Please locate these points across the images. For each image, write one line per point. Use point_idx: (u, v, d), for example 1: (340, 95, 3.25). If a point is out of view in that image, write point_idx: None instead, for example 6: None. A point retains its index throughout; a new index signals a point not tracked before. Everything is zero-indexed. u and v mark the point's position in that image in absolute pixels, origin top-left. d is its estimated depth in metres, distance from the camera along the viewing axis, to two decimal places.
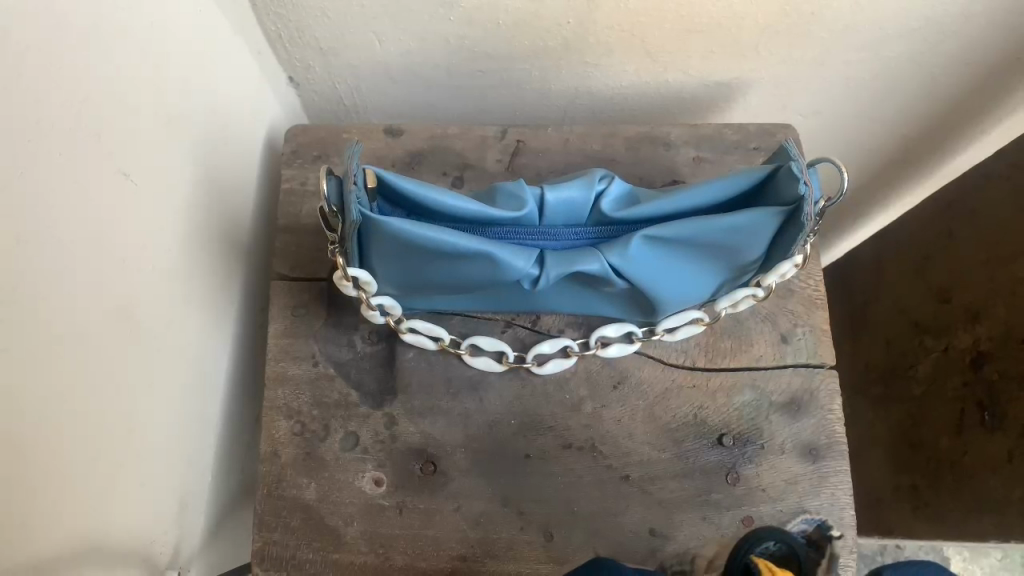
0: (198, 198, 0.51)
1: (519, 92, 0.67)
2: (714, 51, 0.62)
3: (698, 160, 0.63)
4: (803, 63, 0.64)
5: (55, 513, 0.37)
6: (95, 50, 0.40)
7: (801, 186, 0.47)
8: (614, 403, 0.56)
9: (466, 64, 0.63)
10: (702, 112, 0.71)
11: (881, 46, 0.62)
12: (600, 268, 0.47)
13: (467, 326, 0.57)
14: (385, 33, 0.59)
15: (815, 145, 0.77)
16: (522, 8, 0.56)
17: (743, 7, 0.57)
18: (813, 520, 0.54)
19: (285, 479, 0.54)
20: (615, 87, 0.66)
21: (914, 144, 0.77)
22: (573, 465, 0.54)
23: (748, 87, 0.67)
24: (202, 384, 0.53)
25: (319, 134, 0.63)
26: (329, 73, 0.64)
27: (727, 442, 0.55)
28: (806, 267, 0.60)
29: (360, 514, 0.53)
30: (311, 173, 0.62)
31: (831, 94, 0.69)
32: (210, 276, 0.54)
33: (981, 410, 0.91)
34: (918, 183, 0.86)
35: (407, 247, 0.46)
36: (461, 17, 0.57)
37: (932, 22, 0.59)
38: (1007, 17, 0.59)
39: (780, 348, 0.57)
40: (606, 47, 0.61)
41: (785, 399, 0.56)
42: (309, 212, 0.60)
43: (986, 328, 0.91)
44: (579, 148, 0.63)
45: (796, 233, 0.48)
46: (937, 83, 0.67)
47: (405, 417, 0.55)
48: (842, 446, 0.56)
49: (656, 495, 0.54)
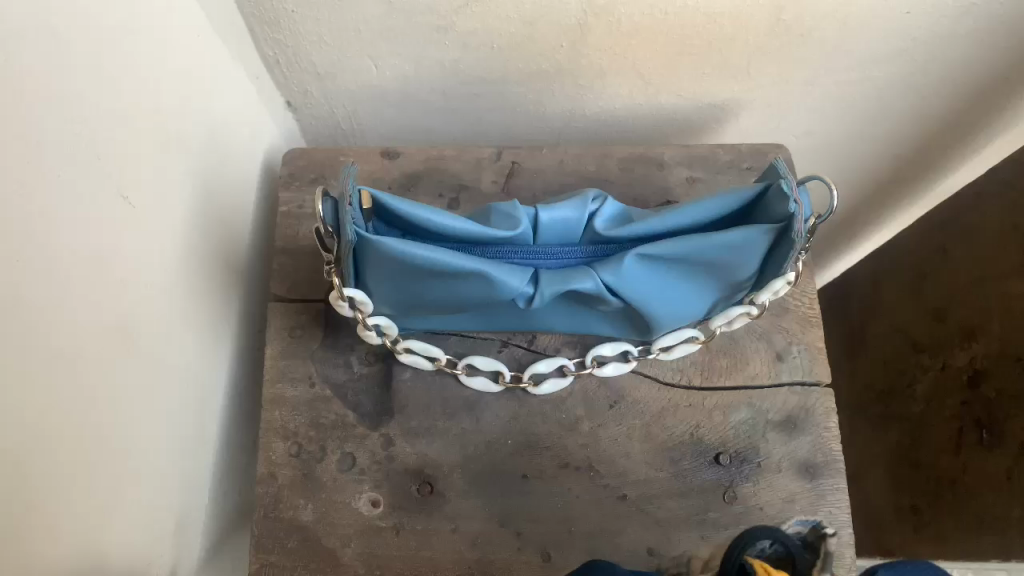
0: (197, 219, 0.52)
1: (514, 114, 0.68)
2: (705, 73, 0.63)
3: (692, 180, 0.64)
4: (794, 84, 0.65)
5: (52, 527, 0.37)
6: (96, 75, 0.41)
7: (790, 204, 0.47)
8: (611, 421, 0.56)
9: (460, 87, 0.64)
10: (696, 133, 0.71)
11: (870, 67, 0.63)
12: (594, 286, 0.47)
13: (464, 346, 0.57)
14: (382, 58, 0.60)
15: (807, 166, 0.78)
16: (517, 32, 0.57)
17: (732, 29, 0.58)
18: (809, 522, 0.54)
19: (282, 501, 0.53)
20: (608, 108, 0.67)
21: (907, 165, 0.78)
22: (571, 484, 0.54)
23: (740, 109, 0.68)
24: (200, 405, 0.53)
25: (317, 157, 0.64)
26: (326, 97, 0.65)
27: (724, 460, 0.55)
28: (800, 285, 0.61)
29: (357, 535, 0.53)
30: (309, 196, 0.62)
31: (823, 114, 0.70)
32: (208, 298, 0.54)
33: (979, 428, 0.95)
34: (912, 201, 0.86)
35: (402, 267, 0.46)
36: (456, 40, 0.58)
37: (919, 42, 0.60)
38: (994, 37, 0.60)
39: (774, 366, 0.58)
40: (598, 70, 0.62)
41: (781, 417, 0.56)
42: (306, 233, 0.61)
43: (982, 346, 0.96)
44: (573, 168, 0.64)
45: (788, 250, 0.49)
46: (926, 103, 0.68)
47: (402, 437, 0.55)
48: (839, 464, 0.56)
49: (654, 515, 0.54)
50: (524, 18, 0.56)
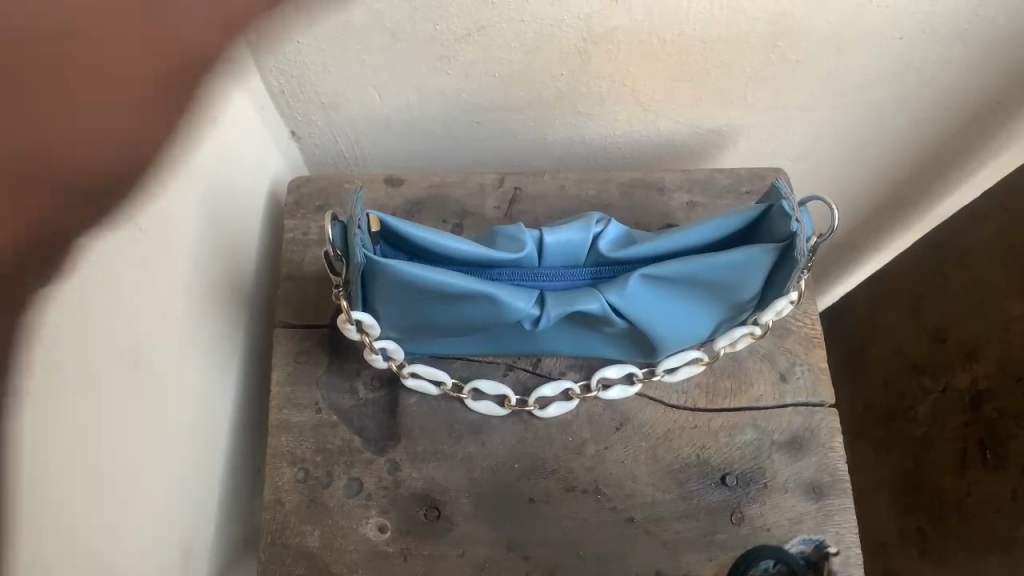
0: (203, 244, 0.52)
1: (514, 142, 0.69)
2: (703, 99, 0.64)
3: (692, 204, 0.64)
4: (790, 109, 0.66)
5: (69, 553, 0.37)
6: None
7: (792, 223, 0.48)
8: (616, 444, 0.56)
9: (464, 116, 0.65)
10: (694, 158, 0.72)
11: (865, 92, 0.64)
12: (600, 307, 0.48)
13: (469, 369, 0.58)
14: (385, 87, 0.61)
15: (805, 190, 0.79)
16: (519, 60, 0.58)
17: (730, 56, 0.59)
18: (811, 540, 0.54)
19: (289, 527, 0.53)
20: (608, 135, 0.68)
21: (903, 188, 0.80)
22: (577, 506, 0.54)
23: (737, 134, 0.69)
24: (206, 430, 0.53)
25: (322, 185, 0.65)
26: (330, 126, 0.66)
27: (730, 482, 0.55)
28: (800, 306, 0.61)
29: (365, 561, 0.52)
30: (313, 223, 0.63)
31: (819, 139, 0.71)
32: (214, 324, 0.54)
33: (982, 449, 0.93)
34: (908, 225, 0.88)
35: (410, 289, 0.46)
36: (458, 69, 0.59)
37: (912, 68, 0.62)
38: (984, 62, 0.61)
39: (779, 386, 0.58)
40: (598, 98, 0.63)
41: (786, 437, 0.57)
42: (311, 260, 0.62)
43: (983, 366, 0.93)
44: (575, 193, 0.65)
45: (789, 269, 0.50)
46: (921, 126, 0.69)
47: (408, 462, 0.55)
48: (844, 483, 0.56)
49: (662, 537, 0.54)
50: (525, 47, 0.57)
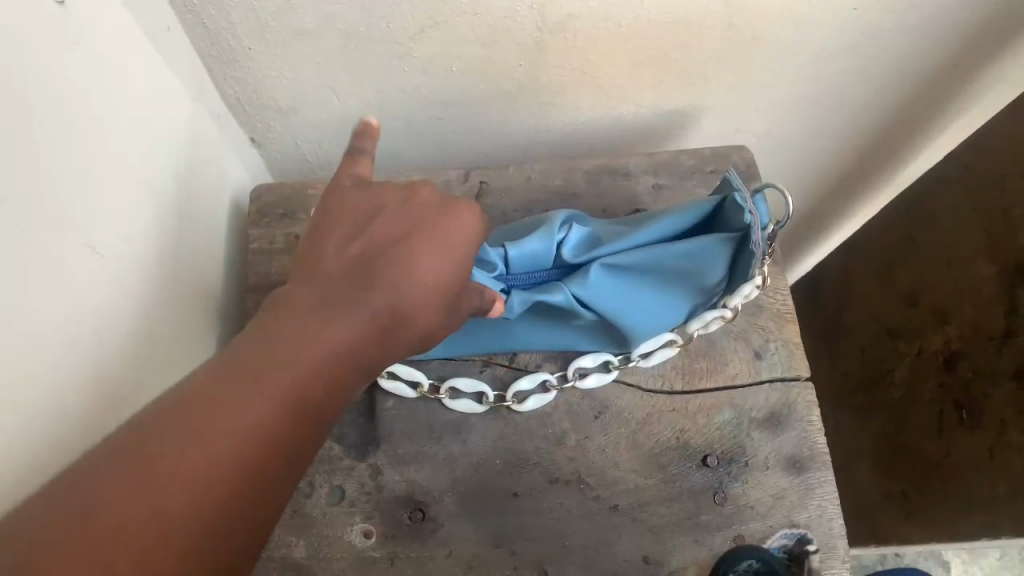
0: (164, 261, 0.51)
1: (479, 135, 0.68)
2: (662, 81, 0.63)
3: (658, 187, 0.64)
4: (751, 86, 0.66)
5: None
6: (59, 128, 0.41)
7: (745, 215, 0.50)
8: (597, 433, 0.56)
9: (425, 112, 0.64)
10: (660, 141, 0.72)
11: (823, 66, 0.65)
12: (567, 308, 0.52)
13: (446, 368, 0.58)
14: (342, 88, 0.60)
15: (772, 165, 0.79)
16: (476, 53, 0.58)
17: (686, 37, 0.59)
18: (793, 535, 0.54)
19: (273, 539, 0.53)
20: (571, 123, 0.68)
21: (868, 156, 0.80)
22: (561, 497, 0.54)
23: (700, 114, 0.69)
24: None
25: (285, 192, 0.64)
26: (289, 131, 0.65)
27: (712, 463, 0.55)
28: (771, 283, 0.62)
29: (353, 567, 0.52)
30: (279, 231, 0.62)
31: (781, 114, 0.71)
32: (185, 341, 0.54)
33: (958, 409, 0.97)
34: (874, 193, 0.88)
35: None
36: (415, 66, 0.59)
37: (869, 37, 0.62)
38: (938, 27, 0.61)
39: (754, 364, 0.58)
40: (558, 86, 0.63)
41: (764, 414, 0.57)
42: (279, 269, 0.61)
43: (955, 328, 0.98)
44: (541, 183, 0.64)
45: (748, 257, 0.52)
46: (881, 94, 0.70)
47: (390, 465, 0.55)
48: (825, 456, 0.56)
49: (647, 522, 0.54)
50: (481, 40, 0.57)
